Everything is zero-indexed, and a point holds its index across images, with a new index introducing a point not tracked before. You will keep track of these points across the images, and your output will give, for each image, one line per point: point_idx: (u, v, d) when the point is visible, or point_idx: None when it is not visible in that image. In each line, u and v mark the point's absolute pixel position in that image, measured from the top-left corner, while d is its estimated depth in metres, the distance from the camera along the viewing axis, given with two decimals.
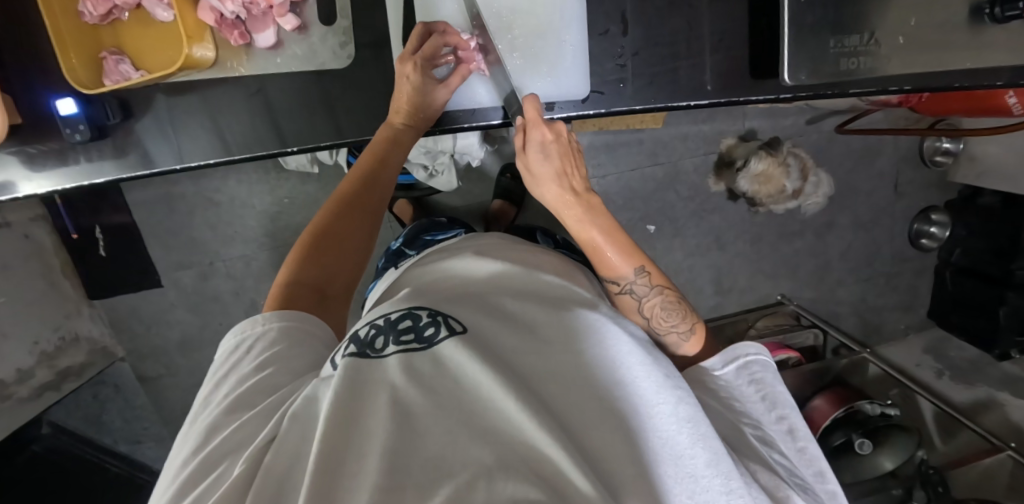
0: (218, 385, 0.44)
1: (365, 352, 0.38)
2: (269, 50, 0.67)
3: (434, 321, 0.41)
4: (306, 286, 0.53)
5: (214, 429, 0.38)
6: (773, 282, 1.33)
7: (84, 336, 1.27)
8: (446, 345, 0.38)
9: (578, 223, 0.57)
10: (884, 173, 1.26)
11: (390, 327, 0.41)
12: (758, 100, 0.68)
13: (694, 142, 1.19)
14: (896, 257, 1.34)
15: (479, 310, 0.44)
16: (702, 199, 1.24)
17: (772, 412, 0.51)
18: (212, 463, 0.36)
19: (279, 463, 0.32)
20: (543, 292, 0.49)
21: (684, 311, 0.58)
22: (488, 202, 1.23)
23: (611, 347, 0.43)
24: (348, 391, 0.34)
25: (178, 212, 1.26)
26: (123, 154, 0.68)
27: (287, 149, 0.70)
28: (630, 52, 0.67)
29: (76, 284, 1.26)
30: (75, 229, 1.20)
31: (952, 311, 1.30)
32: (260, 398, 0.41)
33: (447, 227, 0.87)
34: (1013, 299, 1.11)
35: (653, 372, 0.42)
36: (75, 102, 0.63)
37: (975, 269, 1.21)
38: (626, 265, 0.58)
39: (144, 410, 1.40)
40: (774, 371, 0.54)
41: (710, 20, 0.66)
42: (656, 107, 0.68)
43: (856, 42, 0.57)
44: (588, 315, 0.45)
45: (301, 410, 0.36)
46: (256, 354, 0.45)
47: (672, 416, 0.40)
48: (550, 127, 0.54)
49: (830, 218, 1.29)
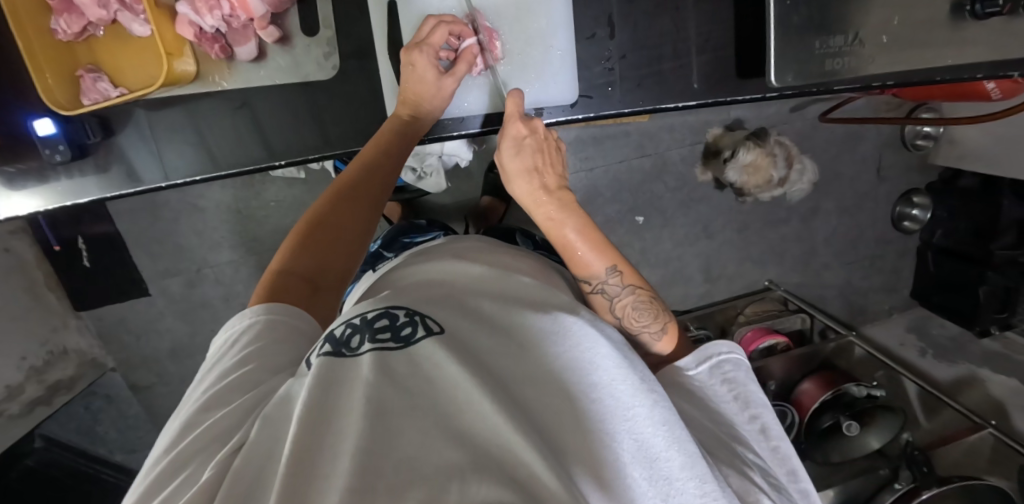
0: (202, 381, 0.44)
1: (340, 351, 0.39)
2: (252, 62, 0.65)
3: (412, 321, 0.41)
4: (297, 275, 0.52)
5: (190, 425, 0.38)
6: (760, 269, 1.35)
7: (73, 349, 1.26)
8: (424, 346, 0.39)
9: (548, 221, 0.57)
10: (866, 158, 1.28)
11: (366, 326, 0.40)
12: (744, 100, 0.68)
13: (681, 132, 1.20)
14: (879, 239, 1.37)
15: (456, 311, 0.44)
16: (689, 189, 1.25)
17: (743, 412, 0.53)
18: (181, 464, 0.35)
19: (248, 466, 0.32)
20: (523, 292, 0.50)
21: (656, 311, 0.58)
22: (477, 199, 1.22)
23: (588, 348, 0.43)
24: (321, 393, 0.35)
25: (163, 219, 1.24)
26: (105, 169, 0.66)
27: (275, 163, 0.69)
28: (618, 55, 0.67)
29: (61, 296, 1.24)
30: (57, 240, 1.19)
31: (934, 291, 1.33)
32: (236, 395, 0.40)
33: (426, 230, 0.86)
34: (993, 278, 1.14)
35: (630, 375, 0.43)
36: (53, 122, 0.62)
37: (955, 250, 1.24)
38: (597, 262, 0.57)
39: (139, 419, 1.40)
40: (745, 369, 0.55)
41: (696, 22, 0.67)
42: (643, 110, 0.68)
43: (841, 43, 0.58)
44: (566, 315, 0.46)
45: (274, 412, 0.36)
46: (239, 349, 0.44)
47: (647, 418, 0.41)
48: (524, 122, 0.56)
49: (815, 203, 1.30)
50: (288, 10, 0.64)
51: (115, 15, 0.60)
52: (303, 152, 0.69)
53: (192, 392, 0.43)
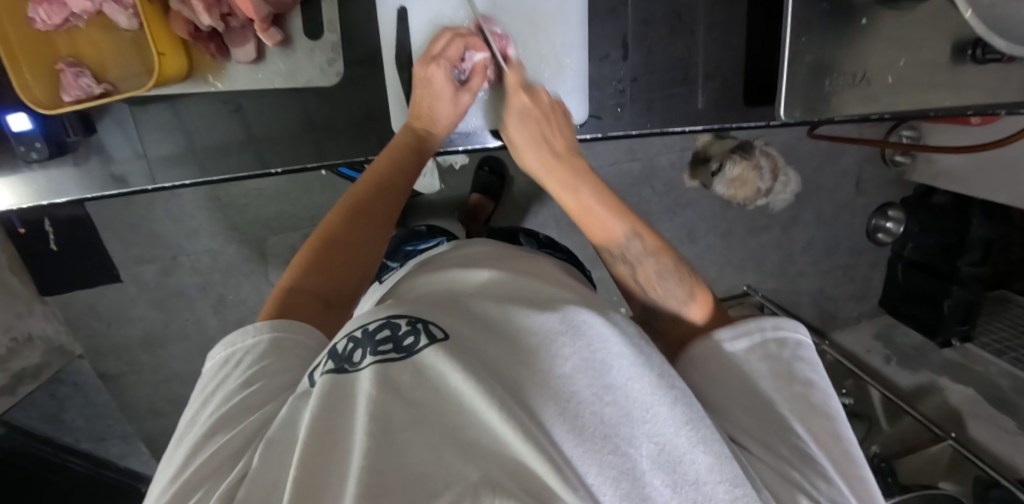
0: (207, 401, 0.42)
1: (342, 367, 0.37)
2: (249, 64, 0.63)
3: (415, 329, 0.39)
4: (308, 292, 0.50)
5: (193, 454, 0.37)
6: (739, 274, 1.37)
7: (38, 335, 1.22)
8: (427, 354, 0.36)
9: (560, 186, 0.60)
10: (848, 171, 1.31)
11: (367, 339, 0.38)
12: (749, 126, 0.69)
13: (671, 138, 1.21)
14: (854, 249, 1.40)
15: (461, 315, 0.43)
16: (676, 194, 1.26)
17: (785, 389, 0.45)
18: (186, 493, 0.35)
19: (252, 498, 0.31)
20: (528, 293, 0.48)
21: (683, 275, 0.53)
22: (465, 196, 1.21)
23: (599, 346, 0.41)
24: (323, 415, 0.34)
25: (137, 205, 1.19)
26: (83, 162, 0.65)
27: (269, 171, 0.68)
28: (630, 77, 0.67)
29: (26, 281, 1.19)
30: (23, 223, 1.14)
31: (901, 301, 1.38)
32: (241, 417, 0.39)
33: (428, 235, 0.86)
34: (957, 293, 1.21)
35: (645, 375, 0.41)
36: (30, 117, 0.60)
37: (925, 263, 1.29)
38: (615, 225, 0.56)
39: (107, 408, 1.36)
40: (807, 353, 0.47)
41: (706, 47, 0.66)
42: (651, 133, 0.68)
43: (846, 81, 0.59)
44: (575, 312, 0.43)
45: (278, 437, 0.35)
46: (244, 368, 0.42)
47: (664, 422, 0.39)
48: (527, 93, 0.62)
49: (796, 213, 1.33)
50: (289, 12, 0.62)
51: (99, 6, 0.58)
52: (303, 160, 0.68)
53: (196, 410, 0.42)
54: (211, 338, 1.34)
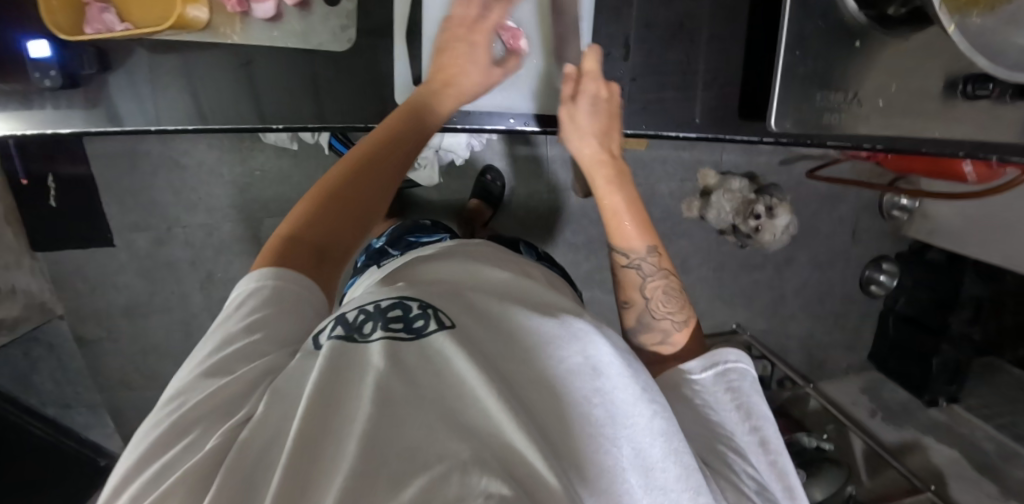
0: (204, 345, 0.42)
1: (352, 336, 0.38)
2: (266, 21, 0.65)
3: (425, 314, 0.40)
4: (299, 241, 0.50)
5: (190, 392, 0.37)
6: (730, 311, 1.36)
7: (21, 289, 1.20)
8: (435, 339, 0.38)
9: (605, 184, 0.64)
10: (845, 218, 1.32)
11: (379, 314, 0.40)
12: (742, 140, 0.70)
13: (673, 166, 1.23)
14: (845, 298, 1.39)
15: (469, 307, 0.43)
16: (673, 222, 1.27)
17: (745, 423, 0.49)
18: (183, 429, 0.35)
19: (255, 443, 0.32)
20: (528, 297, 0.49)
21: (682, 301, 0.60)
22: (464, 199, 1.22)
23: (598, 351, 0.41)
24: (329, 380, 0.34)
25: (141, 171, 1.21)
26: (89, 103, 0.65)
27: (270, 126, 0.68)
28: (629, 77, 0.69)
29: (19, 233, 1.19)
30: (25, 173, 1.15)
31: (890, 355, 1.36)
32: (240, 365, 0.39)
33: (430, 230, 0.88)
34: (946, 351, 1.21)
35: (632, 385, 0.40)
36: (51, 46, 0.61)
37: (917, 318, 1.28)
38: (639, 241, 0.62)
39: (79, 373, 1.34)
40: (751, 380, 0.52)
41: (706, 56, 0.69)
42: (646, 133, 0.70)
43: (840, 99, 0.60)
44: (574, 320, 0.44)
45: (283, 386, 0.36)
46: (244, 314, 0.43)
47: (651, 431, 0.39)
48: (607, 84, 0.64)
49: (790, 254, 1.33)
50: None
51: None
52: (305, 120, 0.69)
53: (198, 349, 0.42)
54: (193, 314, 1.33)
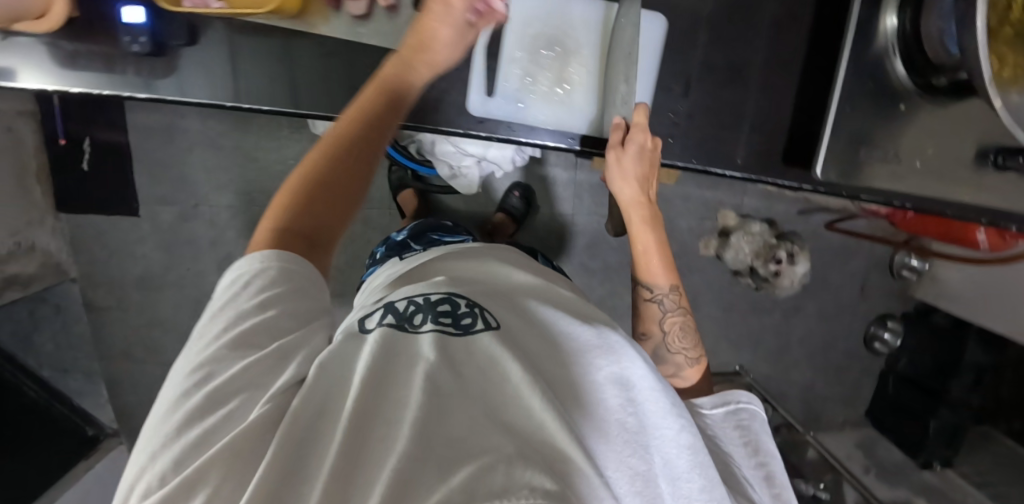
0: (214, 320, 0.42)
1: (402, 324, 0.42)
2: (357, 18, 0.62)
3: (471, 312, 0.45)
4: (288, 229, 0.46)
5: (214, 364, 0.37)
6: (735, 352, 1.37)
7: (40, 247, 1.21)
8: (482, 337, 0.41)
9: (641, 223, 0.67)
10: (855, 274, 1.35)
11: (429, 307, 0.44)
12: (782, 184, 0.66)
13: (695, 204, 1.26)
14: (849, 353, 1.40)
15: (511, 311, 0.47)
16: (690, 257, 1.29)
17: (752, 458, 0.51)
18: (220, 398, 0.35)
19: (304, 411, 0.33)
20: (565, 308, 0.52)
21: (695, 338, 0.63)
22: (489, 212, 1.24)
23: (631, 365, 0.43)
24: (381, 364, 0.36)
25: (177, 146, 1.23)
26: (153, 74, 0.61)
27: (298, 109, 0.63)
28: (685, 112, 0.64)
29: (47, 191, 1.21)
30: (64, 134, 1.18)
31: (888, 415, 1.37)
32: (263, 340, 0.40)
33: (452, 231, 0.92)
34: (944, 415, 1.22)
35: (662, 398, 0.43)
36: (145, 12, 0.59)
37: (917, 381, 1.29)
38: (665, 278, 0.64)
39: (82, 338, 1.34)
40: (761, 421, 0.55)
41: (756, 99, 0.65)
42: (693, 168, 0.65)
43: (880, 155, 0.63)
44: (610, 333, 0.46)
45: (329, 364, 0.37)
46: (253, 293, 0.42)
47: (673, 445, 0.41)
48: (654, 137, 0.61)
49: (798, 302, 1.36)
50: None
51: None
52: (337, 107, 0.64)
53: (204, 330, 0.41)
54: (205, 294, 1.33)
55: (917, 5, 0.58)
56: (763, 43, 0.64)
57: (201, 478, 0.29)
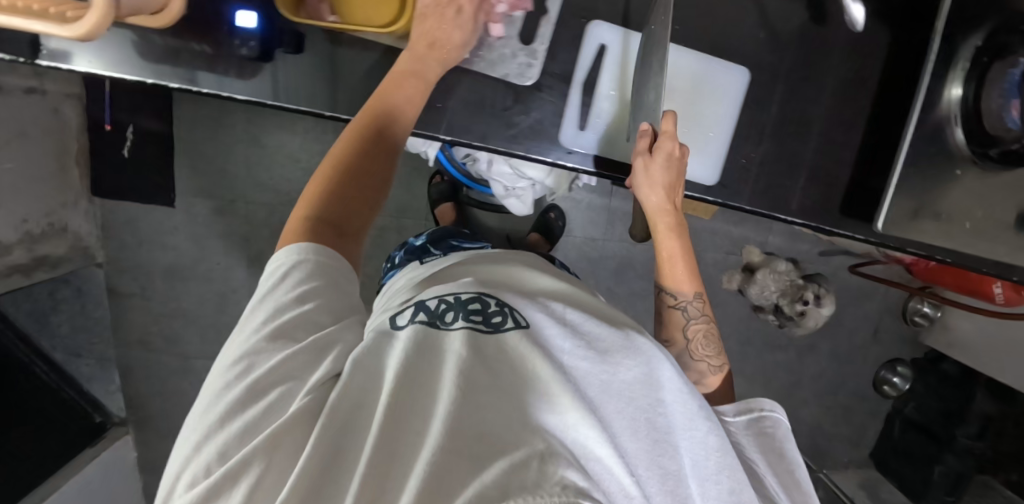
0: (252, 315, 0.43)
1: (434, 322, 0.42)
2: None
3: (502, 312, 0.44)
4: (317, 221, 0.46)
5: (257, 354, 0.38)
6: (748, 386, 1.40)
7: (71, 229, 1.20)
8: (513, 335, 0.41)
9: (666, 230, 0.60)
10: (868, 317, 1.39)
11: (460, 305, 0.44)
12: (839, 235, 0.68)
13: (722, 238, 1.30)
14: (858, 394, 1.44)
15: (539, 307, 0.47)
16: (712, 290, 1.33)
17: (776, 468, 0.49)
18: (262, 389, 0.36)
19: (344, 404, 0.34)
20: (595, 310, 0.53)
21: (719, 348, 0.59)
22: (523, 230, 1.26)
23: (658, 366, 0.44)
24: (415, 359, 0.37)
25: (220, 141, 1.24)
26: (252, 76, 0.61)
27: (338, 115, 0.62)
28: (757, 160, 0.66)
29: (83, 175, 1.21)
30: (110, 120, 1.16)
31: (891, 457, 1.40)
32: (302, 333, 0.40)
33: (470, 238, 0.95)
34: (950, 461, 1.24)
35: (689, 402, 0.43)
36: (257, 17, 0.60)
37: (921, 424, 1.35)
38: (690, 284, 0.60)
39: (100, 324, 1.33)
40: (786, 430, 0.53)
41: (812, 151, 0.67)
42: (759, 214, 0.66)
43: (934, 217, 0.66)
44: (637, 335, 0.47)
45: (364, 358, 0.37)
46: (293, 285, 0.42)
47: (695, 445, 0.43)
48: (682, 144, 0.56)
49: (812, 341, 1.40)
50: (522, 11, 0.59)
51: None
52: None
53: (247, 319, 0.42)
54: (231, 289, 1.34)
55: (980, 77, 0.61)
56: (828, 101, 0.66)
57: (245, 466, 0.31)
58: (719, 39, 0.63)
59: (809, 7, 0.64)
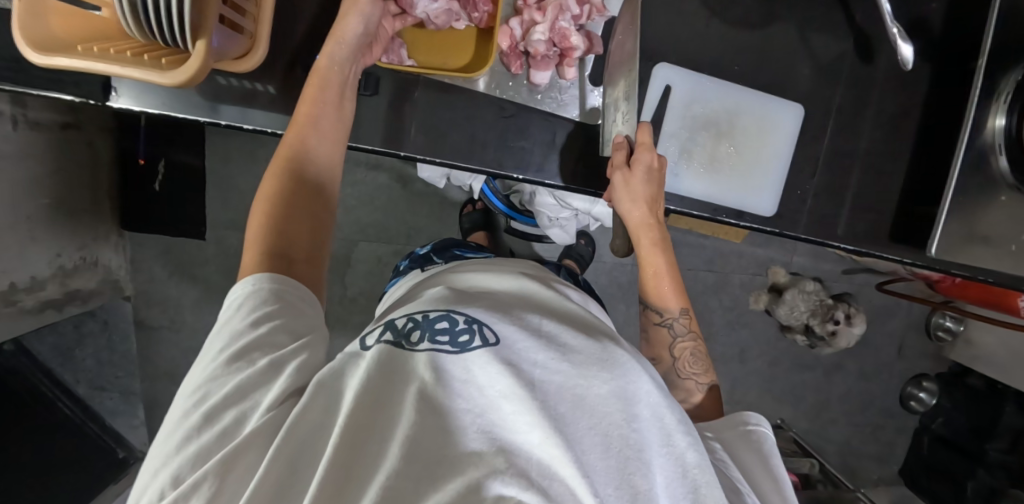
0: (211, 343, 0.42)
1: (400, 342, 0.38)
2: (535, 87, 0.62)
3: (470, 328, 0.39)
4: (263, 253, 0.46)
5: (216, 380, 0.38)
6: (776, 405, 1.41)
7: (102, 263, 1.19)
8: (479, 355, 0.36)
9: (649, 247, 0.61)
10: (892, 335, 1.41)
11: (427, 324, 0.40)
12: (887, 258, 0.69)
13: (748, 260, 1.32)
14: (885, 411, 1.45)
15: (512, 317, 0.42)
16: (738, 311, 1.35)
17: (768, 482, 0.47)
18: (219, 412, 0.36)
19: (302, 427, 0.33)
20: (575, 317, 0.48)
21: (706, 364, 0.59)
22: (553, 256, 1.28)
23: (636, 379, 0.39)
24: (376, 382, 0.35)
25: (254, 174, 1.27)
26: None
27: (396, 153, 0.59)
28: (811, 193, 0.69)
29: (114, 209, 1.20)
30: (144, 154, 1.15)
31: (922, 473, 1.42)
32: (258, 356, 0.39)
33: (473, 248, 0.95)
34: (982, 476, 1.25)
35: (667, 415, 0.40)
36: None
37: (951, 440, 1.35)
38: (674, 300, 0.61)
39: (127, 358, 1.31)
40: (774, 448, 0.52)
41: (858, 180, 0.69)
42: (813, 241, 0.68)
43: (995, 237, 0.66)
44: (617, 347, 0.42)
45: (327, 380, 0.36)
46: (246, 313, 0.42)
47: (674, 463, 0.38)
48: (658, 155, 0.57)
49: (840, 360, 1.41)
50: (589, 56, 0.62)
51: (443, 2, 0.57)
52: (478, 160, 0.61)
53: (204, 352, 0.41)
54: None
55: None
56: (876, 132, 0.68)
57: (196, 488, 0.31)
58: (776, 77, 0.66)
59: (856, 44, 0.66)
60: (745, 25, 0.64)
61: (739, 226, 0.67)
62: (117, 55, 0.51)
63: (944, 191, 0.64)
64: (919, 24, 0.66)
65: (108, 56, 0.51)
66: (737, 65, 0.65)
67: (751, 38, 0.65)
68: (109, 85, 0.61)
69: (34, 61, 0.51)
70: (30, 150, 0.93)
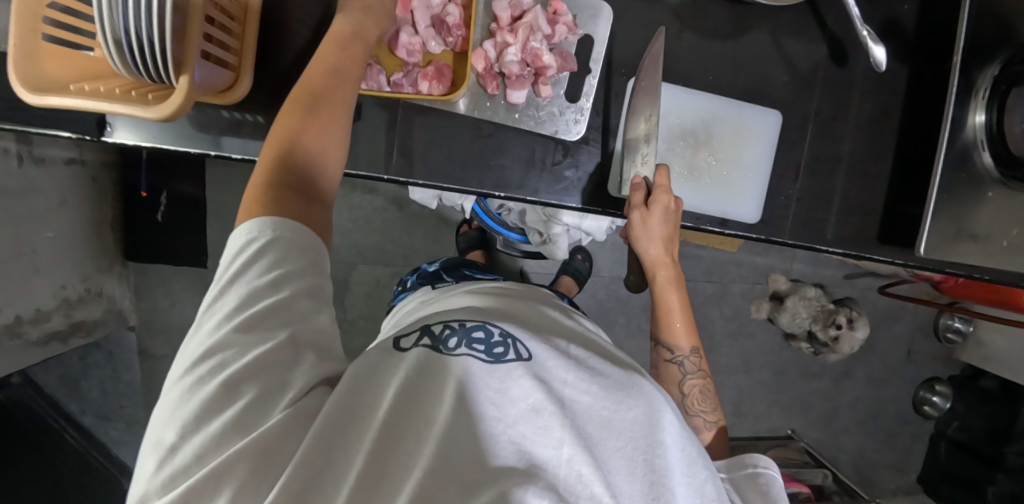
0: (214, 303, 0.37)
1: (437, 346, 0.35)
2: (513, 106, 0.63)
3: (505, 342, 0.37)
4: (276, 193, 0.41)
5: (226, 346, 0.34)
6: (785, 416, 1.38)
7: (105, 293, 1.20)
8: (515, 368, 0.34)
9: (664, 283, 0.60)
10: (900, 339, 1.39)
11: (464, 332, 0.37)
12: (880, 260, 0.69)
13: (747, 269, 1.31)
14: (898, 417, 1.42)
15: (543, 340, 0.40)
16: (741, 320, 1.33)
17: None
18: (237, 386, 0.32)
19: (337, 416, 0.31)
20: (600, 348, 0.46)
21: (713, 402, 0.57)
22: (551, 271, 1.28)
23: (661, 411, 0.38)
24: (415, 378, 0.33)
25: None
26: None
27: (381, 176, 0.61)
28: (795, 197, 0.69)
29: (118, 241, 1.22)
30: (146, 186, 1.19)
31: (941, 481, 1.38)
32: (274, 324, 0.35)
33: (484, 270, 0.95)
34: (1003, 482, 1.19)
35: (689, 447, 0.39)
36: None
37: (967, 445, 1.31)
38: (686, 338, 0.59)
39: (131, 388, 1.31)
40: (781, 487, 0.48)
41: (843, 184, 0.69)
42: (800, 246, 0.69)
43: (986, 234, 0.65)
44: (642, 378, 0.41)
45: (361, 373, 0.34)
46: (260, 270, 0.37)
47: (693, 493, 0.37)
48: (678, 200, 0.59)
49: (847, 367, 1.38)
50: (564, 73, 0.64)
51: (423, 30, 0.61)
52: (459, 181, 0.63)
53: (212, 308, 0.37)
54: None
55: (1001, 103, 0.63)
56: (858, 133, 0.68)
57: (226, 473, 0.29)
58: (751, 85, 0.67)
59: (831, 49, 0.67)
60: (717, 36, 0.66)
61: (724, 235, 0.67)
62: (107, 92, 0.54)
63: (927, 193, 0.64)
64: (893, 26, 0.67)
65: (99, 94, 0.53)
66: (710, 75, 0.67)
67: (724, 48, 0.66)
68: (104, 120, 0.64)
69: (28, 101, 0.53)
70: (32, 185, 0.95)
